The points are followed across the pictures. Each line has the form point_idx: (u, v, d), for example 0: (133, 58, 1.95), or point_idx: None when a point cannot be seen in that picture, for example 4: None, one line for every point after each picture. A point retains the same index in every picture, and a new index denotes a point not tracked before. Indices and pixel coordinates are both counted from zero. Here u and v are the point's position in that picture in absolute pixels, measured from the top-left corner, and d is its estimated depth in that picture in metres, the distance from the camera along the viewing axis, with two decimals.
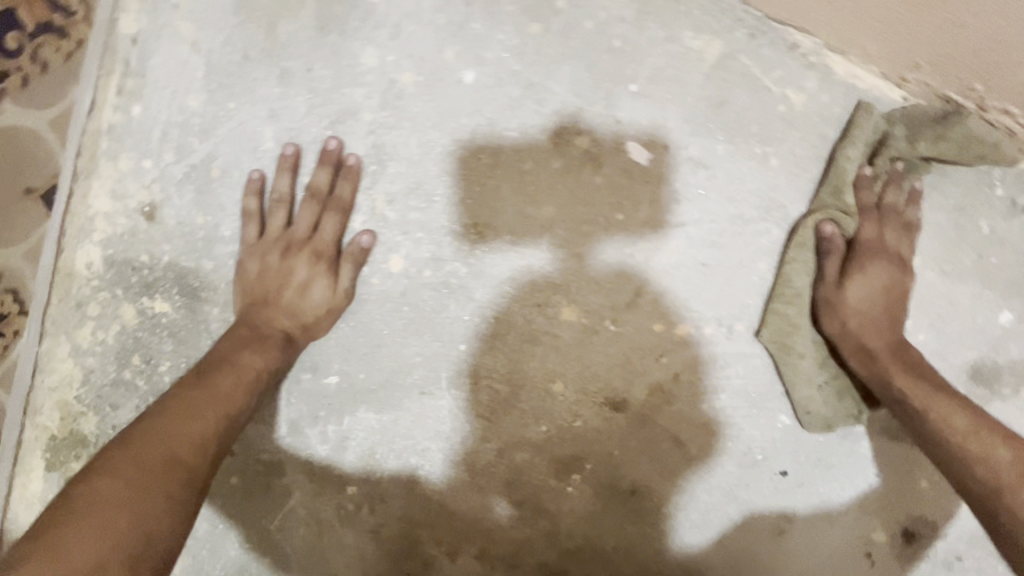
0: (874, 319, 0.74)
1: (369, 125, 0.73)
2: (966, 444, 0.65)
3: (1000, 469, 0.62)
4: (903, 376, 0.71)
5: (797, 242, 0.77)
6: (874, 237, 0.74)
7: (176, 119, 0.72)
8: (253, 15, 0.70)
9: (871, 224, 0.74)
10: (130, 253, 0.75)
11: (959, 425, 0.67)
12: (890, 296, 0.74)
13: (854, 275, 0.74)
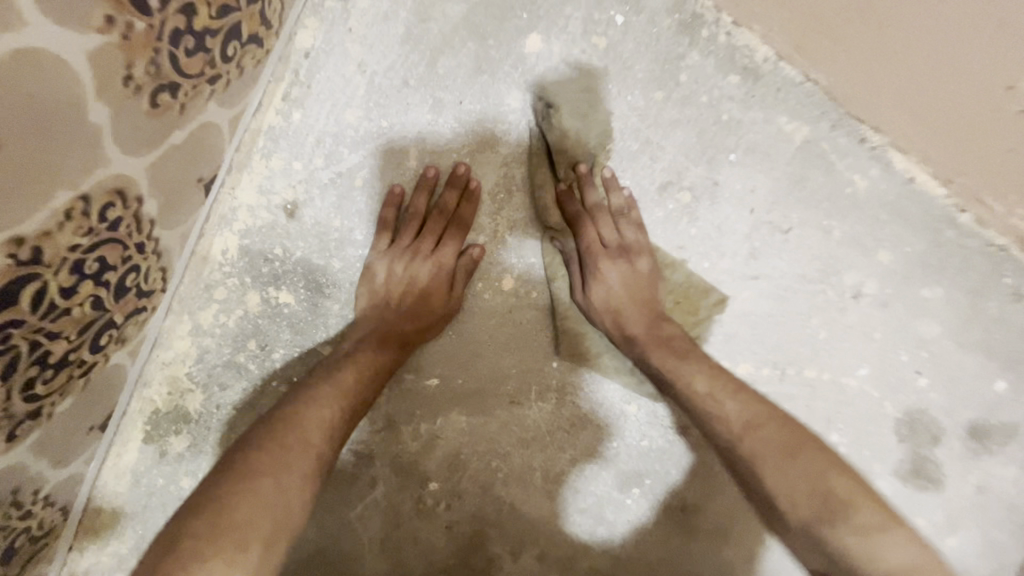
0: (631, 313, 0.82)
1: (503, 157, 0.82)
2: (719, 429, 0.74)
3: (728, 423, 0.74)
4: (654, 355, 0.80)
5: (547, 256, 0.84)
6: (595, 242, 0.81)
7: (331, 129, 0.78)
8: (417, 47, 0.78)
9: (588, 228, 0.82)
10: (264, 245, 0.80)
11: (726, 419, 0.74)
12: (632, 286, 0.83)
13: (591, 282, 0.82)
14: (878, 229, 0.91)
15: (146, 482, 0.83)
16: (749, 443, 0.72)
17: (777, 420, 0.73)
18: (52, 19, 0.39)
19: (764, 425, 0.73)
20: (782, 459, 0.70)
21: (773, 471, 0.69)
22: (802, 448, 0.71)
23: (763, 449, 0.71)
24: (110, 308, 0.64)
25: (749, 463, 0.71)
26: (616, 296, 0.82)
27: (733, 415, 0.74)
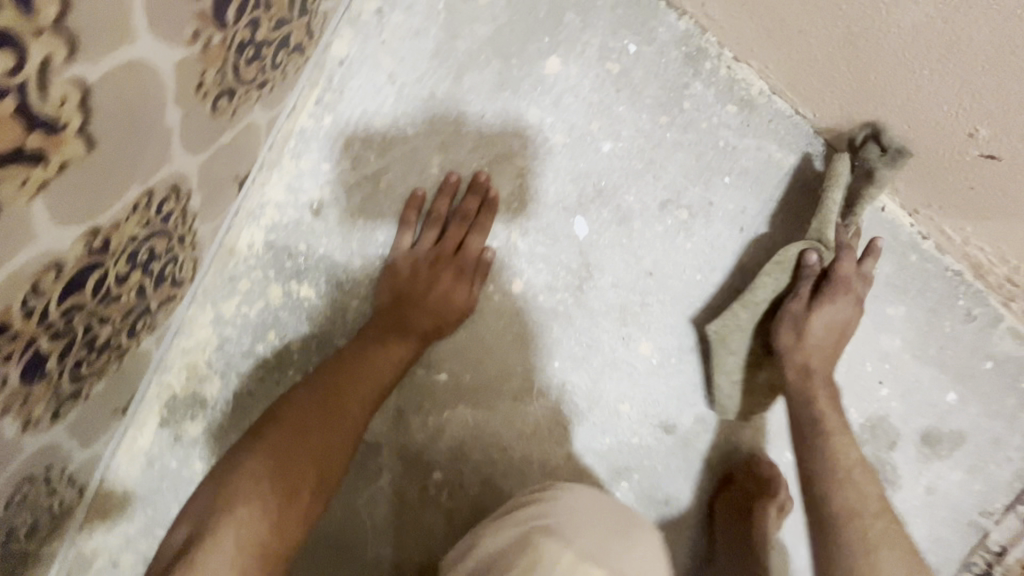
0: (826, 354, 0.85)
1: (520, 169, 0.88)
2: (841, 508, 0.76)
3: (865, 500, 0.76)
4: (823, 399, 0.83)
5: (784, 261, 0.88)
6: (842, 275, 0.85)
7: (359, 134, 0.83)
8: (445, 63, 0.83)
9: (847, 262, 0.85)
10: (289, 241, 0.83)
11: (851, 500, 0.76)
12: (844, 328, 0.85)
13: (818, 309, 0.84)
14: (851, 251, 1.00)
15: (159, 465, 0.86)
16: (859, 531, 0.74)
17: (895, 526, 0.75)
18: (156, 35, 0.42)
19: (880, 530, 0.74)
20: (895, 562, 0.71)
21: (880, 568, 0.71)
22: (911, 559, 0.72)
23: (879, 545, 0.72)
24: (149, 296, 0.67)
25: (853, 543, 0.73)
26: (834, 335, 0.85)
27: (862, 508, 0.75)
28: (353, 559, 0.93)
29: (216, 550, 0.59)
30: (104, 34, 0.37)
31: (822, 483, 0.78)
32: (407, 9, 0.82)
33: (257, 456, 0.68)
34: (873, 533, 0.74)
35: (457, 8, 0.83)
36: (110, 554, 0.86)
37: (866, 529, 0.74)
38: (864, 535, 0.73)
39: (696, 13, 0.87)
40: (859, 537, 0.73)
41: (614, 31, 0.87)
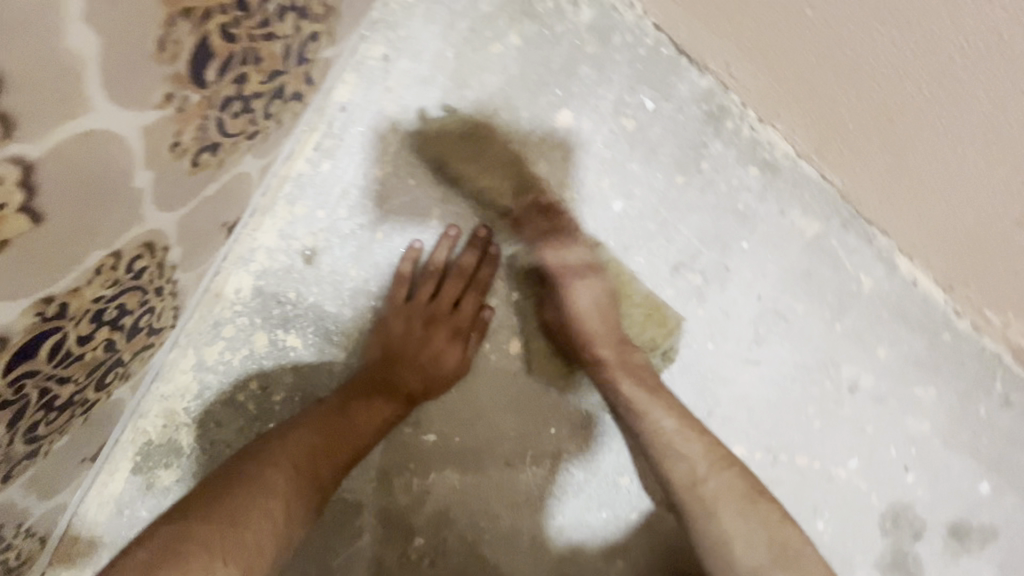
0: (602, 335, 0.84)
1: (524, 226, 0.83)
2: (679, 489, 0.79)
3: (702, 463, 0.79)
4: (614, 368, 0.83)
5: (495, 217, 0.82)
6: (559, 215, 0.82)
7: (358, 182, 0.80)
8: (451, 112, 0.80)
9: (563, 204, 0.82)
10: (279, 288, 0.80)
11: (683, 472, 0.79)
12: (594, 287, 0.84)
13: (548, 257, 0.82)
14: (879, 326, 0.93)
15: (129, 513, 0.82)
16: (709, 503, 0.77)
17: (727, 476, 0.79)
18: (119, 101, 0.39)
19: (723, 493, 0.77)
20: (737, 518, 0.76)
21: (726, 536, 0.75)
22: (764, 508, 0.77)
23: (721, 506, 0.76)
24: (121, 349, 0.64)
25: (699, 519, 0.77)
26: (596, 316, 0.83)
27: (692, 476, 0.78)
28: None
29: None
30: (48, 104, 0.34)
31: (665, 463, 0.80)
32: (415, 57, 0.79)
33: (248, 489, 0.66)
34: (713, 496, 0.77)
35: (467, 57, 0.79)
36: None
37: (708, 499, 0.77)
38: (710, 504, 0.77)
39: (719, 70, 0.82)
40: (706, 510, 0.77)
41: (630, 85, 0.82)
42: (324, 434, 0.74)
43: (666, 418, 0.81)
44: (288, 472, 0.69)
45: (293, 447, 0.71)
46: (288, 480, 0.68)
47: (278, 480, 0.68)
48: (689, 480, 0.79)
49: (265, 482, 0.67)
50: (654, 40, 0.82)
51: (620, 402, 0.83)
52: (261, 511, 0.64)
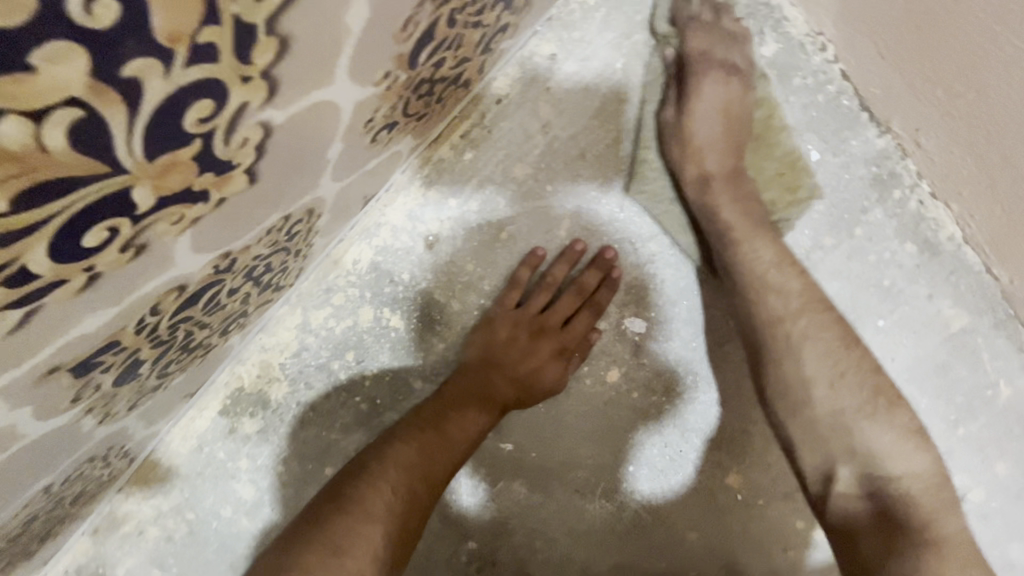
0: (713, 149, 0.73)
1: (652, 255, 0.80)
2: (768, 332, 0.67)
3: (784, 304, 0.68)
4: (726, 195, 0.72)
5: (649, 69, 0.76)
6: (698, 52, 0.71)
7: (495, 176, 0.78)
8: (605, 125, 0.77)
9: (696, 39, 0.71)
10: (395, 267, 0.79)
11: (775, 290, 0.69)
12: (728, 107, 0.72)
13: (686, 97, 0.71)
14: (1007, 440, 0.84)
15: (206, 450, 0.84)
16: (789, 361, 0.65)
17: (853, 354, 0.65)
18: (352, 80, 0.38)
19: (813, 335, 0.66)
20: (826, 364, 0.64)
21: (811, 380, 0.64)
22: (860, 352, 0.65)
23: (808, 348, 0.65)
24: (251, 300, 0.64)
25: (779, 360, 0.66)
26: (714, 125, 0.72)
27: (785, 313, 0.67)
28: None
29: None
30: (304, 78, 0.32)
31: (755, 317, 0.68)
32: (582, 61, 0.76)
33: (350, 514, 0.65)
34: (796, 338, 0.66)
35: (635, 71, 0.76)
36: (139, 522, 0.86)
37: (792, 340, 0.66)
38: (798, 339, 0.66)
39: (902, 134, 0.75)
40: (805, 358, 0.65)
41: (799, 131, 0.77)
42: (418, 453, 0.73)
43: (768, 253, 0.70)
44: (386, 494, 0.68)
45: (388, 464, 0.71)
46: (388, 504, 0.68)
47: (377, 501, 0.67)
48: (774, 328, 0.67)
49: (366, 506, 0.66)
50: (838, 88, 0.76)
51: (714, 228, 0.73)
52: (363, 537, 0.64)
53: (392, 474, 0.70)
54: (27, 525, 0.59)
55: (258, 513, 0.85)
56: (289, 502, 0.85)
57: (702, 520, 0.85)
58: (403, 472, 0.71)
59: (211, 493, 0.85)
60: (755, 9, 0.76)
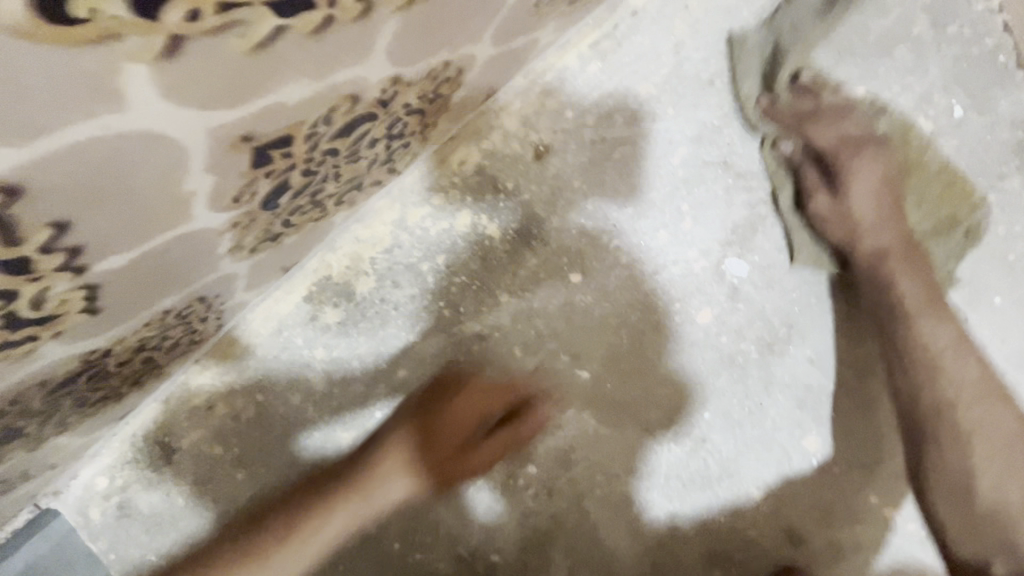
0: (882, 226, 0.71)
1: (766, 197, 0.77)
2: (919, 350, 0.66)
3: (953, 380, 0.63)
4: (901, 263, 0.70)
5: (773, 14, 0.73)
6: (804, 106, 0.73)
7: (618, 93, 0.76)
8: (740, 54, 0.74)
9: (804, 101, 0.73)
10: (501, 175, 0.78)
11: (946, 333, 0.66)
12: (888, 185, 0.72)
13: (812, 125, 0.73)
14: None
15: (285, 336, 0.84)
16: (951, 426, 0.62)
17: (1005, 413, 0.61)
18: None
19: (987, 422, 0.61)
20: (1001, 458, 0.59)
21: (969, 430, 0.61)
22: (1004, 405, 0.62)
23: (980, 439, 0.60)
24: (372, 171, 0.63)
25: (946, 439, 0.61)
26: (885, 199, 0.71)
27: (968, 385, 0.63)
28: (419, 516, 0.88)
29: None
30: None
31: (924, 393, 0.64)
32: None
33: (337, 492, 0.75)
34: (973, 421, 0.61)
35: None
36: (210, 396, 0.87)
37: (978, 422, 0.61)
38: (976, 426, 0.61)
39: None
40: (968, 433, 0.61)
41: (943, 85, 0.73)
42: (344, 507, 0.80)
43: (950, 328, 0.66)
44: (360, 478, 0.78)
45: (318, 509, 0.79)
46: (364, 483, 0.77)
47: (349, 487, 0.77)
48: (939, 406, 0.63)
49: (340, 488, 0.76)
50: (992, 44, 0.73)
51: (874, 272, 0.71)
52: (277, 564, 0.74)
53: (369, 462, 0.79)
54: (140, 354, 0.60)
55: (327, 405, 0.86)
56: (359, 399, 0.86)
57: (769, 479, 0.83)
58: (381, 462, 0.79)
59: (284, 377, 0.86)
60: None
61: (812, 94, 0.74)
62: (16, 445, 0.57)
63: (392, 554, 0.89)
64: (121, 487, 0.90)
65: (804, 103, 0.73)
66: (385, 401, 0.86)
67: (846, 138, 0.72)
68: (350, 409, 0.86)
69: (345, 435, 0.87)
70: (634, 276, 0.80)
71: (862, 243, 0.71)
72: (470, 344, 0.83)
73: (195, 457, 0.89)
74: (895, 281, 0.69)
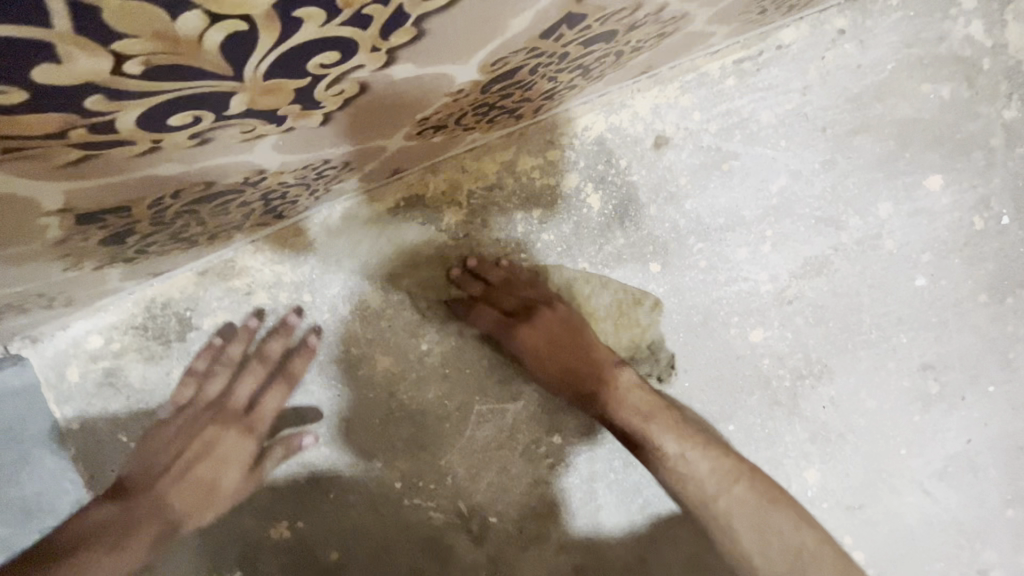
0: (570, 355, 0.82)
1: (839, 244, 0.85)
2: (703, 502, 0.79)
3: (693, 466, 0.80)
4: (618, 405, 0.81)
5: (863, 126, 0.83)
6: (476, 293, 0.82)
7: (745, 113, 0.81)
8: (855, 113, 0.82)
9: (469, 288, 0.82)
10: (618, 150, 0.81)
11: (702, 489, 0.79)
12: (563, 332, 0.81)
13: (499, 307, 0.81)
14: None
15: (355, 242, 0.81)
16: (720, 530, 0.78)
17: (749, 491, 0.78)
18: None
19: (755, 532, 0.76)
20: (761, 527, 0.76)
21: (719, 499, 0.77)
22: (731, 473, 0.79)
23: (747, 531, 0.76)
24: (535, 102, 0.64)
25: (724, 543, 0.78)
26: (552, 334, 0.81)
27: (721, 494, 0.78)
28: (430, 460, 0.86)
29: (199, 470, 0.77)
30: None
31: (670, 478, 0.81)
32: (864, 46, 0.81)
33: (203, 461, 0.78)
34: (729, 512, 0.78)
35: (900, 78, 0.82)
36: (253, 281, 0.81)
37: (734, 514, 0.77)
38: (738, 511, 0.78)
39: None
40: (736, 532, 0.77)
41: (1002, 194, 0.85)
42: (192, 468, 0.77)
43: (673, 439, 0.81)
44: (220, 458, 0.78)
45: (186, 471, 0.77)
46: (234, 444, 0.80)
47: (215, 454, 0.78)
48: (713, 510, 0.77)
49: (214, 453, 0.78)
50: None
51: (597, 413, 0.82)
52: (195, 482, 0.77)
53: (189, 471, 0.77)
54: (258, 200, 0.57)
55: (372, 324, 0.83)
56: (406, 327, 0.84)
57: None
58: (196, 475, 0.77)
59: (341, 285, 0.82)
60: (1018, 74, 0.83)
61: (882, 182, 0.84)
62: (100, 254, 0.51)
63: (391, 492, 0.87)
64: (117, 352, 0.82)
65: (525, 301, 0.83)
66: (432, 335, 0.84)
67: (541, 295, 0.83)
68: (394, 335, 0.84)
69: (383, 359, 0.84)
70: (707, 281, 0.84)
71: (550, 367, 0.81)
72: (537, 301, 0.84)
73: (212, 342, 0.82)
74: (616, 404, 0.81)
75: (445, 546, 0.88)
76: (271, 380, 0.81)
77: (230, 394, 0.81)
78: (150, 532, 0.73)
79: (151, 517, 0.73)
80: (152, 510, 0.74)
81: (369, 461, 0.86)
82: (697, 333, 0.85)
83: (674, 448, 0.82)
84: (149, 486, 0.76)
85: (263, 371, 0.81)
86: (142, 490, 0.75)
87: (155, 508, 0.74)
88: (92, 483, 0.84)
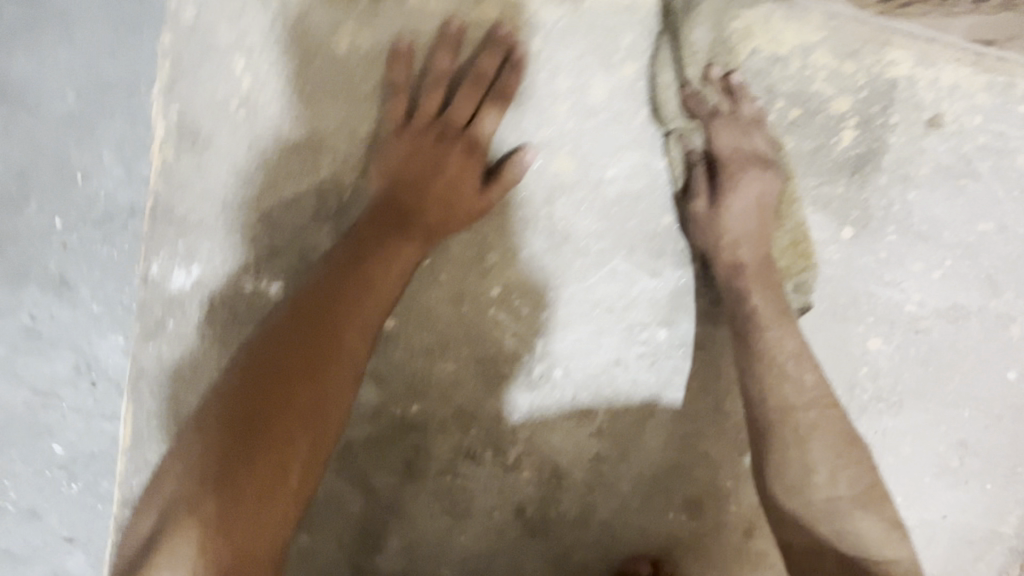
0: (752, 239, 0.72)
1: (985, 307, 0.87)
2: (774, 409, 0.69)
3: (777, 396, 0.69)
4: (759, 293, 0.71)
5: None
6: (726, 156, 0.72)
7: (1008, 144, 0.80)
8: None
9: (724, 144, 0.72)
10: (897, 103, 0.76)
11: (781, 397, 0.69)
12: (767, 207, 0.73)
13: (719, 168, 0.72)
14: None
15: (617, 23, 0.71)
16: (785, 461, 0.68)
17: (828, 431, 0.69)
18: None
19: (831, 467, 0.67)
20: (831, 457, 0.68)
21: (777, 406, 0.69)
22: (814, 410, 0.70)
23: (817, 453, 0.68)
24: None
25: (779, 447, 0.68)
26: (752, 223, 0.72)
27: (787, 407, 0.69)
28: (539, 285, 0.78)
29: (329, 359, 0.62)
30: None
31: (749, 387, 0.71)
32: None
33: (326, 357, 0.62)
34: (800, 428, 0.69)
35: None
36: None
37: (797, 436, 0.68)
38: (802, 437, 0.68)
39: None
40: (795, 435, 0.68)
41: None
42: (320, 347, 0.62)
43: (788, 341, 0.71)
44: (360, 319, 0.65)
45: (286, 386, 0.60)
46: (369, 301, 0.65)
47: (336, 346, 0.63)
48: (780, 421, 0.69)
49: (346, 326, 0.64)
50: None
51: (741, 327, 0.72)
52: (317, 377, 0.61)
53: (286, 390, 0.60)
54: None
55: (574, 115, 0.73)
56: (603, 142, 0.74)
57: None
58: (303, 392, 0.60)
59: (575, 56, 0.71)
60: None
61: None
62: None
63: (485, 296, 0.78)
64: None
65: (704, 168, 0.73)
66: (619, 164, 0.75)
67: (759, 152, 0.72)
68: (587, 142, 0.74)
69: (561, 159, 0.74)
70: (873, 269, 0.83)
71: (735, 249, 0.72)
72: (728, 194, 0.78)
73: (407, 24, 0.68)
74: (746, 294, 0.72)
75: (499, 376, 0.81)
76: (485, 100, 0.69)
77: (444, 111, 0.70)
78: (329, 392, 0.62)
79: (284, 398, 0.59)
80: (277, 393, 0.59)
81: (483, 252, 0.77)
82: (836, 314, 0.84)
83: (803, 382, 0.70)
84: (276, 360, 0.61)
85: (478, 91, 0.69)
86: (278, 368, 0.60)
87: (283, 389, 0.59)
88: (170, 90, 0.68)
